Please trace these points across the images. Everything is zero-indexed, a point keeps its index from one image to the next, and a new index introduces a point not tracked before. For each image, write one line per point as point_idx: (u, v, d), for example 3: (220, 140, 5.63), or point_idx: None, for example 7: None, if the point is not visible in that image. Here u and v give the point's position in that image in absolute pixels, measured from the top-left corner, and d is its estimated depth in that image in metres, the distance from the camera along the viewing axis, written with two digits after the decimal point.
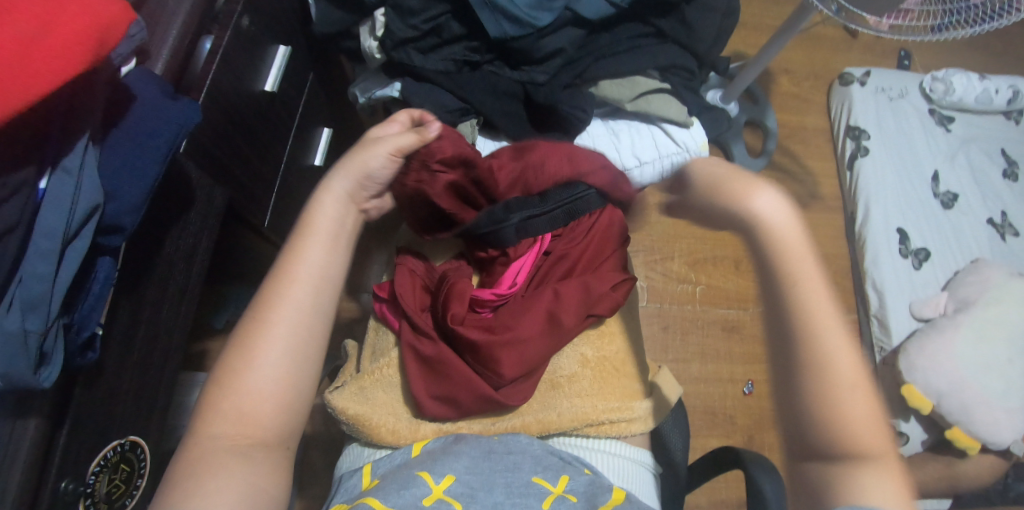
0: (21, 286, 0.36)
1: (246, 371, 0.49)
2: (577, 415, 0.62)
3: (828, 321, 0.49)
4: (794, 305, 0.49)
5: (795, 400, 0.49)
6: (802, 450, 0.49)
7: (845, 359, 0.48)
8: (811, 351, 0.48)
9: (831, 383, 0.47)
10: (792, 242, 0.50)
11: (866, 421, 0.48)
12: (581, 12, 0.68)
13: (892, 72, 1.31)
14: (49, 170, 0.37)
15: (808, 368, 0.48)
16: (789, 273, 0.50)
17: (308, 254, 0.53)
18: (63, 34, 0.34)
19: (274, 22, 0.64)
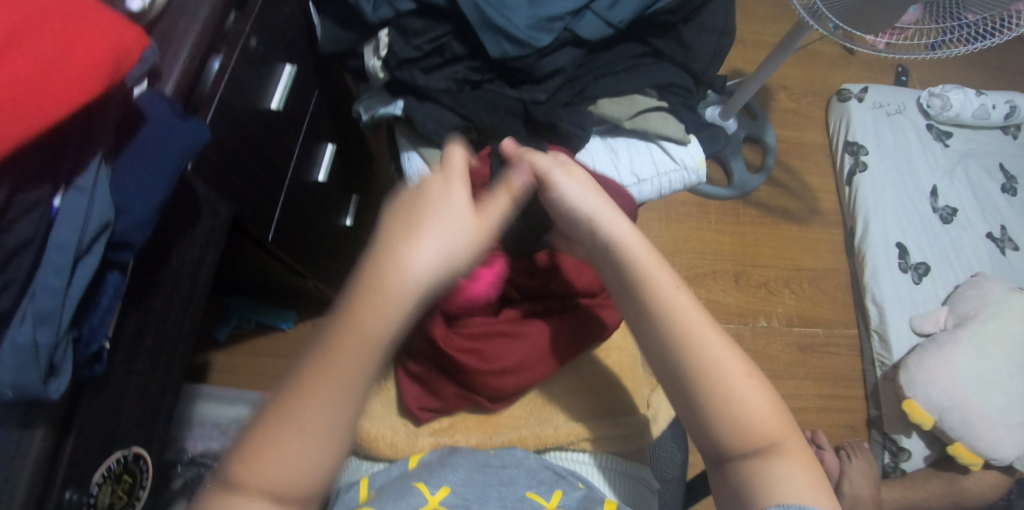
0: (33, 300, 0.37)
1: (306, 410, 0.44)
2: (570, 429, 0.64)
3: (703, 327, 0.50)
4: (658, 315, 0.50)
5: (692, 408, 0.49)
6: (715, 454, 0.49)
7: (724, 357, 0.49)
8: (687, 359, 0.49)
9: (717, 384, 0.48)
10: (637, 248, 0.52)
11: (760, 413, 0.48)
12: (579, 33, 0.69)
13: (889, 89, 1.33)
14: (63, 189, 0.38)
15: (689, 374, 0.49)
16: (644, 279, 0.51)
17: (398, 293, 0.46)
18: (79, 61, 0.36)
19: (281, 43, 0.67)
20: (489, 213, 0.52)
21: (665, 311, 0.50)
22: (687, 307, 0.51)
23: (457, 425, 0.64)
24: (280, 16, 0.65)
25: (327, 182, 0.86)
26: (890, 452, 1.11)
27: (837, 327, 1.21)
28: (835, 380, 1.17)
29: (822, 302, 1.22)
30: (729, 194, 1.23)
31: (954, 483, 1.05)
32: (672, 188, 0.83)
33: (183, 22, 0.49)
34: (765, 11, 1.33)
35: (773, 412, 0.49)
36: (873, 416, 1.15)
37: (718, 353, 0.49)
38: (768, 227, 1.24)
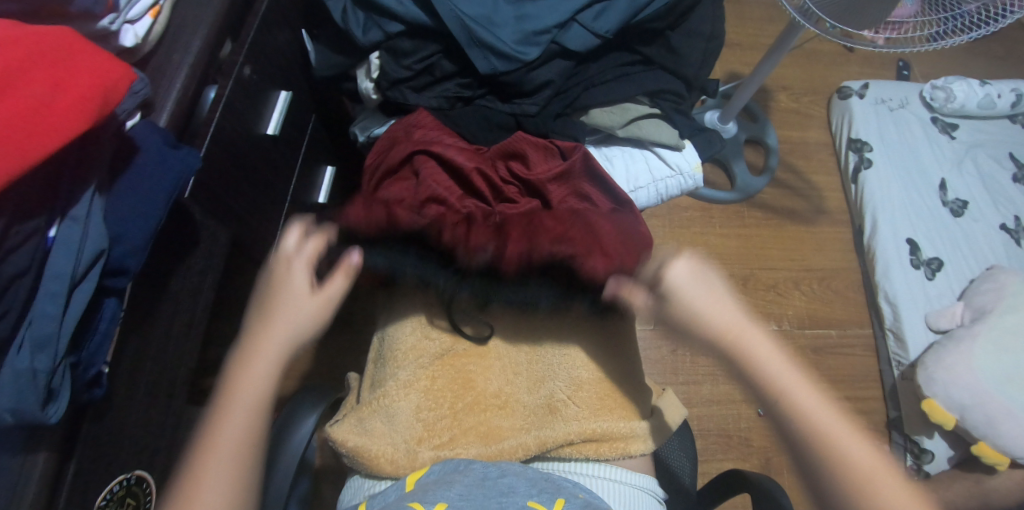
0: (31, 328, 0.39)
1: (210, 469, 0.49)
2: (576, 429, 0.63)
3: (790, 381, 0.56)
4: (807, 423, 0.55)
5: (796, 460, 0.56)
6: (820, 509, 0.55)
7: (847, 443, 0.54)
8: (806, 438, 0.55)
9: (788, 400, 0.56)
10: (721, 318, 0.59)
11: (859, 450, 0.54)
12: (566, 45, 0.70)
13: (891, 83, 1.32)
14: (58, 220, 0.40)
15: (815, 455, 0.54)
16: (707, 339, 0.59)
17: (239, 398, 0.52)
18: (70, 95, 0.37)
19: (276, 71, 0.68)
20: (327, 292, 0.58)
21: (782, 395, 0.56)
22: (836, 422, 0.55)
23: (457, 440, 0.63)
24: (274, 45, 0.67)
25: (327, 203, 0.89)
26: (912, 454, 1.09)
27: (850, 327, 1.19)
28: (851, 382, 1.16)
29: (834, 302, 1.20)
30: (733, 197, 1.22)
31: (979, 484, 1.02)
32: (670, 194, 0.83)
33: (177, 56, 0.50)
34: (761, 13, 1.34)
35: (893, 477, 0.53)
36: (893, 417, 1.13)
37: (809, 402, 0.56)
38: (774, 229, 1.24)
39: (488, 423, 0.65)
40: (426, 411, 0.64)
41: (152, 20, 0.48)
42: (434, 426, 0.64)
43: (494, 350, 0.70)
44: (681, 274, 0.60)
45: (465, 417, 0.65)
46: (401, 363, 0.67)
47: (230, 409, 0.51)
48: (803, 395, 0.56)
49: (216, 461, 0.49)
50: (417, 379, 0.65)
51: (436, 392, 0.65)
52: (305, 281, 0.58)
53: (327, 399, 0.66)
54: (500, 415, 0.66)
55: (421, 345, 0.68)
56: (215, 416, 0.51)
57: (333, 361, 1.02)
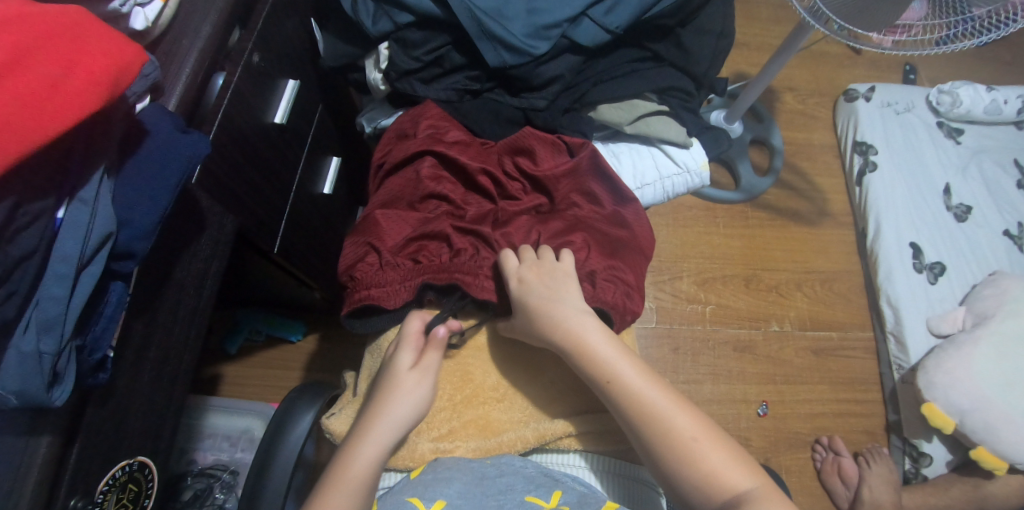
0: (37, 309, 0.38)
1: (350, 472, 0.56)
2: (575, 421, 0.64)
3: (644, 384, 0.58)
4: (660, 420, 0.56)
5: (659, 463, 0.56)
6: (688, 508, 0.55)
7: (690, 428, 0.55)
8: (651, 432, 0.56)
9: (643, 405, 0.57)
10: (579, 327, 0.61)
11: (688, 425, 0.56)
12: (577, 40, 0.70)
13: (898, 87, 1.31)
14: (67, 202, 0.40)
15: (663, 446, 0.55)
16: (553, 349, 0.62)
17: (355, 462, 0.56)
18: (81, 76, 0.37)
19: (284, 59, 0.68)
20: (428, 364, 0.61)
21: (643, 403, 0.57)
22: (678, 413, 0.56)
23: (456, 432, 0.64)
24: (284, 33, 0.67)
25: (333, 194, 0.89)
26: (910, 458, 1.09)
27: (851, 329, 1.19)
28: (851, 384, 1.16)
29: (835, 304, 1.20)
30: (737, 197, 1.22)
31: (978, 489, 1.02)
32: (676, 191, 0.83)
33: (186, 41, 0.50)
34: (769, 14, 1.33)
35: (733, 457, 0.54)
36: (892, 420, 1.13)
37: (659, 396, 0.57)
38: (777, 229, 1.24)
39: (487, 415, 0.65)
40: None
41: (162, 4, 0.48)
42: (433, 419, 0.64)
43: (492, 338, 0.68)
44: (520, 272, 0.63)
45: (464, 409, 0.65)
46: None
47: (345, 472, 0.55)
48: (646, 387, 0.58)
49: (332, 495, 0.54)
50: None
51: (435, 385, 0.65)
52: (408, 358, 0.61)
53: (323, 396, 0.65)
54: (500, 408, 0.65)
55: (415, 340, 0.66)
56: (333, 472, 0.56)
57: (334, 352, 1.02)
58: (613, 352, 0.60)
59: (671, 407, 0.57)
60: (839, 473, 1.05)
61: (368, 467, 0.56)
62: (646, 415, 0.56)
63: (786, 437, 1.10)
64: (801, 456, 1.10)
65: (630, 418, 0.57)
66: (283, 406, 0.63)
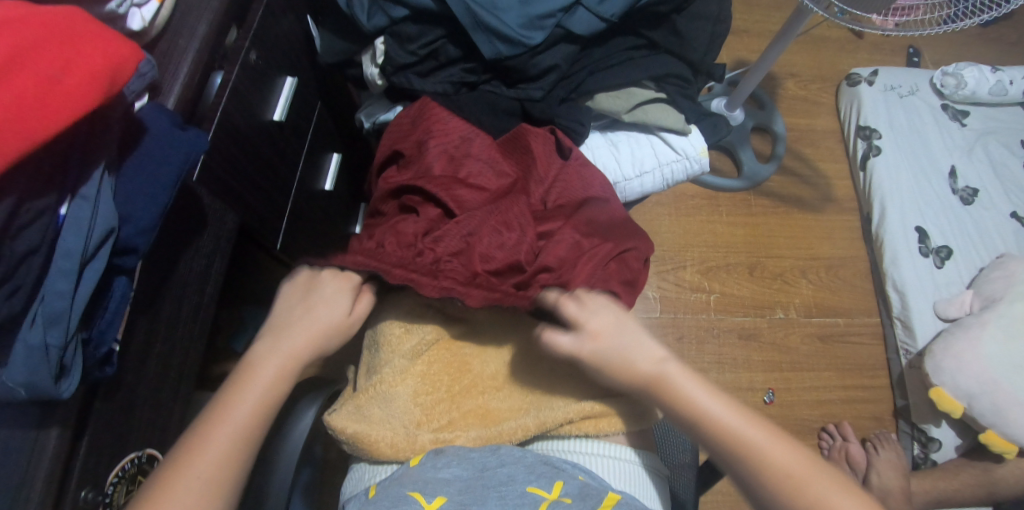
0: (43, 303, 0.39)
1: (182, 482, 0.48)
2: (575, 408, 0.65)
3: (736, 422, 0.55)
4: (755, 457, 0.53)
5: (764, 501, 0.53)
6: None
7: (787, 462, 0.52)
8: (749, 470, 0.53)
9: (737, 446, 0.54)
10: (660, 367, 0.58)
11: (787, 459, 0.53)
12: (572, 29, 0.70)
13: (901, 70, 1.30)
14: (69, 198, 0.41)
15: (767, 487, 0.52)
16: (656, 391, 0.57)
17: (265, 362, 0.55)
18: (78, 75, 0.38)
19: (282, 57, 0.69)
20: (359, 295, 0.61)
21: (739, 443, 0.54)
22: (775, 450, 0.53)
23: (455, 423, 0.65)
24: (281, 31, 0.67)
25: (334, 190, 0.90)
26: (919, 443, 1.09)
27: (857, 315, 1.19)
28: (858, 370, 1.15)
29: (841, 290, 1.20)
30: (740, 185, 1.22)
31: (988, 473, 1.02)
32: (675, 178, 0.83)
33: (183, 40, 0.50)
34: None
35: (840, 487, 0.51)
36: (901, 406, 1.13)
37: (753, 432, 0.54)
38: (782, 217, 1.23)
39: (485, 406, 0.66)
40: (423, 396, 0.65)
41: (159, 5, 0.48)
42: (433, 411, 0.65)
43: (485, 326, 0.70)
44: (608, 331, 0.58)
45: (463, 400, 0.66)
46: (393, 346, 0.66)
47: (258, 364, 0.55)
48: (738, 423, 0.54)
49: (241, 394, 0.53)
50: (413, 370, 0.65)
51: (432, 377, 0.66)
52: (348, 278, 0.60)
53: (323, 393, 0.67)
54: (497, 397, 0.67)
55: (407, 330, 0.67)
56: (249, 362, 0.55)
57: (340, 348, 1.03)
58: (694, 389, 0.57)
59: (763, 438, 0.54)
60: (847, 459, 1.05)
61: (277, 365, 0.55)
62: (740, 455, 0.54)
63: (793, 424, 1.10)
64: (809, 442, 1.09)
65: (724, 459, 0.55)
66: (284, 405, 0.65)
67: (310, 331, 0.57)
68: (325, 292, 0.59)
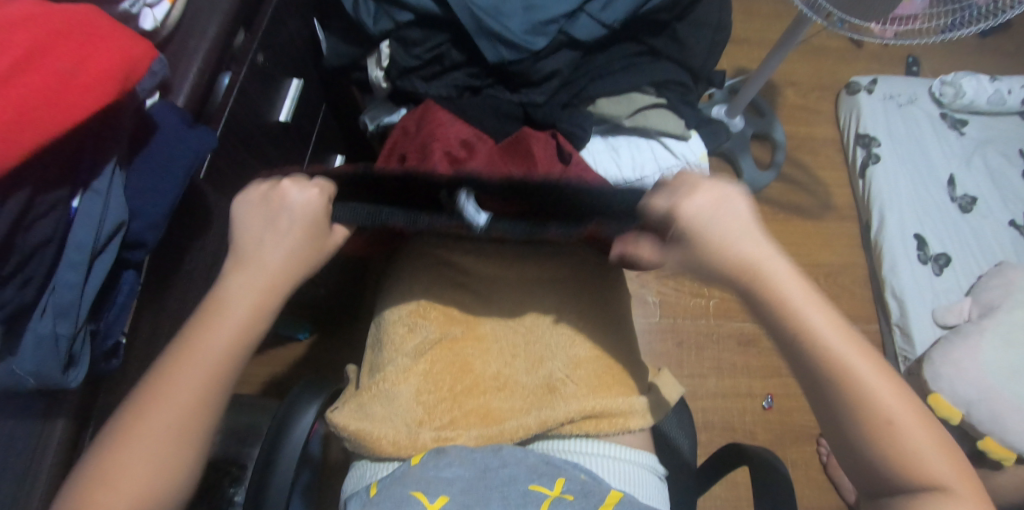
0: (54, 294, 0.40)
1: (121, 487, 0.44)
2: (576, 407, 0.65)
3: (845, 344, 0.48)
4: (852, 388, 0.47)
5: (840, 434, 0.49)
6: (876, 489, 0.48)
7: (885, 401, 0.47)
8: (845, 401, 0.47)
9: (837, 371, 0.47)
10: (769, 263, 0.49)
11: (888, 396, 0.47)
12: (574, 35, 0.71)
13: (900, 79, 1.31)
14: (81, 191, 0.42)
15: (860, 424, 0.47)
16: (750, 282, 0.49)
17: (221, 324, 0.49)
18: (93, 71, 0.39)
19: (289, 60, 0.70)
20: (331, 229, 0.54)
21: (841, 368, 0.47)
22: (880, 384, 0.47)
23: (457, 421, 0.65)
24: (288, 34, 0.69)
25: None
26: None
27: (856, 322, 1.19)
28: None
29: (840, 297, 1.20)
30: None
31: (988, 480, 1.02)
32: None
33: (193, 40, 0.51)
34: (769, 9, 1.34)
35: (933, 434, 0.47)
36: None
37: (862, 363, 0.48)
38: (781, 223, 1.24)
39: (487, 405, 0.67)
40: (426, 394, 0.66)
41: (171, 5, 0.50)
42: (434, 410, 0.65)
43: (487, 325, 0.72)
44: (712, 212, 0.50)
45: (465, 399, 0.67)
46: (398, 345, 0.69)
47: (210, 320, 0.49)
48: (845, 345, 0.48)
49: (190, 358, 0.47)
50: (416, 365, 0.68)
51: (435, 376, 0.67)
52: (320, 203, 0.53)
53: (325, 391, 0.67)
54: (499, 397, 0.68)
55: (411, 329, 0.70)
56: (202, 318, 0.49)
57: (341, 349, 1.03)
58: (803, 295, 0.49)
59: (868, 372, 0.47)
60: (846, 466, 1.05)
61: (232, 326, 0.49)
62: (845, 380, 0.47)
63: (792, 430, 1.10)
64: (808, 449, 1.10)
65: (812, 382, 0.49)
66: (287, 403, 0.65)
67: (268, 290, 0.50)
68: (294, 205, 0.51)
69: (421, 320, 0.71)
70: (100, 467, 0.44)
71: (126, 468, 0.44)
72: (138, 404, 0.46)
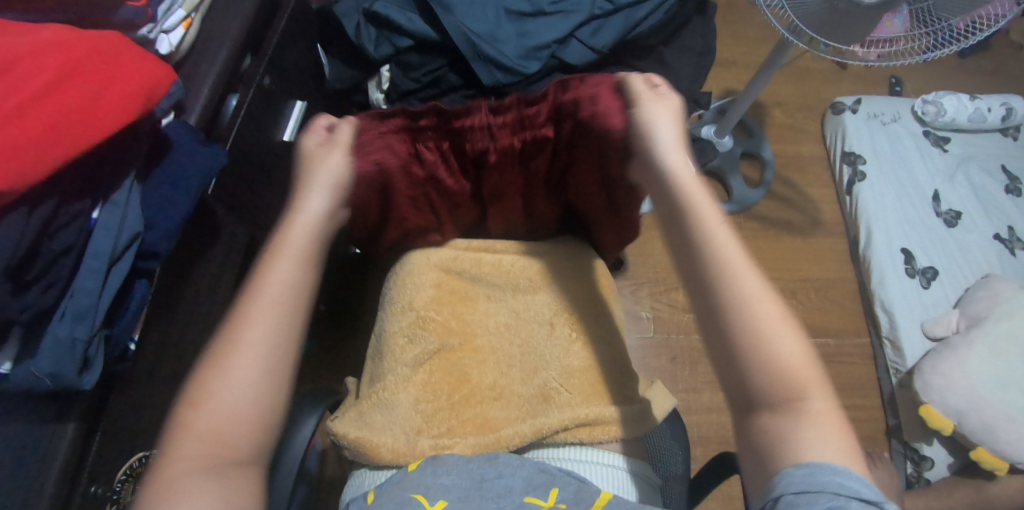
0: (73, 300, 0.43)
1: (200, 432, 0.47)
2: (569, 415, 0.67)
3: (736, 254, 0.53)
4: (734, 289, 0.52)
5: (717, 340, 0.52)
6: (748, 405, 0.50)
7: (766, 310, 0.51)
8: (730, 300, 0.51)
9: (723, 271, 0.52)
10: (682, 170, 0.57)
11: (765, 308, 0.51)
12: (566, 60, 0.75)
13: (883, 99, 1.36)
14: (101, 204, 0.45)
15: (734, 324, 0.51)
16: (685, 212, 0.56)
17: (275, 280, 0.53)
18: (118, 92, 0.42)
19: (293, 83, 0.73)
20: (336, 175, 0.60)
21: (727, 267, 0.52)
22: (762, 294, 0.52)
23: (454, 430, 0.67)
24: (293, 59, 0.72)
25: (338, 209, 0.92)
26: (911, 461, 1.10)
27: (847, 336, 1.21)
28: (849, 389, 1.17)
29: (831, 311, 1.22)
30: (729, 209, 1.26)
31: (981, 491, 1.03)
32: None
33: (205, 64, 0.55)
34: (755, 33, 1.39)
35: (801, 357, 0.50)
36: (893, 425, 1.14)
37: (749, 275, 0.52)
38: (771, 240, 1.27)
39: (483, 415, 0.69)
40: (424, 403, 0.68)
41: (185, 31, 0.53)
42: (433, 419, 0.68)
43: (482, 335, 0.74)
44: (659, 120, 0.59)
45: (463, 409, 0.69)
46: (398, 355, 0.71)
47: (266, 281, 0.53)
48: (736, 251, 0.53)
49: (255, 312, 0.52)
50: (415, 375, 0.70)
51: (433, 385, 0.70)
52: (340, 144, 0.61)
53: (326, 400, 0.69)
54: (496, 406, 0.70)
55: (410, 340, 0.72)
56: (255, 280, 0.53)
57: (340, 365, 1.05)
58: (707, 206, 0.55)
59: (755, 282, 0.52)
60: None
61: (288, 278, 0.54)
62: (725, 279, 0.52)
63: None
64: None
65: (702, 284, 0.53)
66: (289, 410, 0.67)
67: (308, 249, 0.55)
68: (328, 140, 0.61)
69: (422, 331, 0.72)
70: (182, 419, 0.47)
71: (206, 418, 0.48)
72: (211, 361, 0.50)
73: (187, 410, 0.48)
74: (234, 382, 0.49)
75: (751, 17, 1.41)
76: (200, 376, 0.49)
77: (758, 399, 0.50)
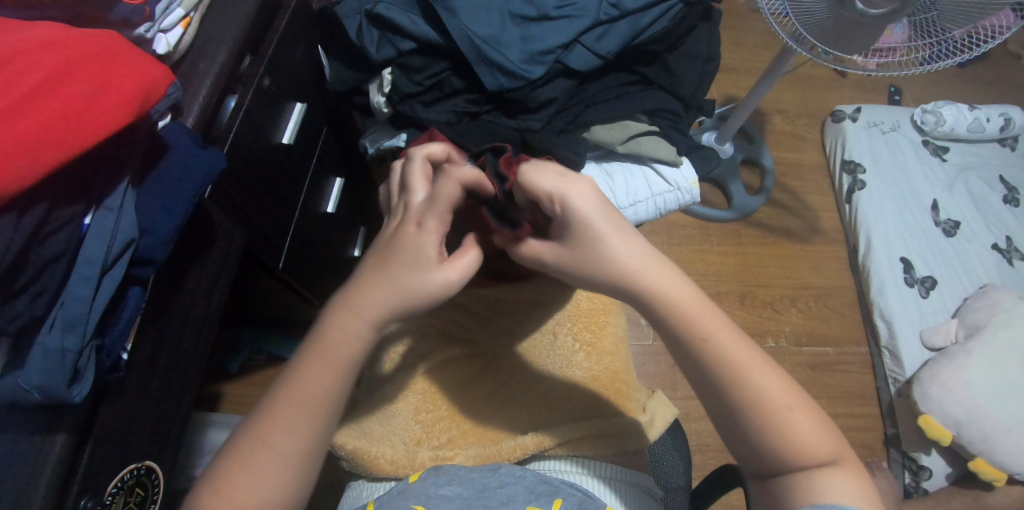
0: (63, 309, 0.41)
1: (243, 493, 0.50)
2: (571, 426, 0.65)
3: (711, 323, 0.51)
4: (729, 367, 0.50)
5: (719, 415, 0.51)
6: (763, 471, 0.50)
7: (769, 384, 0.49)
8: (738, 391, 0.49)
9: (703, 350, 0.50)
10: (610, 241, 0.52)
11: (768, 380, 0.50)
12: (570, 65, 0.74)
13: (883, 108, 1.36)
14: (94, 208, 0.43)
15: (748, 408, 0.49)
16: (626, 284, 0.52)
17: (344, 343, 0.53)
18: (113, 93, 0.41)
19: (293, 85, 0.72)
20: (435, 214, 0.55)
21: (703, 345, 0.50)
22: (761, 368, 0.50)
23: (455, 441, 0.66)
24: (293, 60, 0.71)
25: (336, 213, 0.92)
26: (910, 471, 1.09)
27: (847, 344, 1.20)
28: (848, 398, 1.16)
29: (830, 320, 1.22)
30: (730, 215, 1.25)
31: (979, 501, 1.03)
32: (668, 208, 0.86)
33: (204, 64, 0.53)
34: (756, 39, 1.39)
35: (811, 419, 0.49)
36: (891, 435, 1.13)
37: (735, 344, 0.51)
38: (770, 247, 1.26)
39: (484, 425, 0.68)
40: (424, 413, 0.67)
41: (183, 31, 0.52)
42: (433, 429, 0.67)
43: (484, 345, 0.73)
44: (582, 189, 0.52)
45: (463, 419, 0.68)
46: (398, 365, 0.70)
47: (332, 345, 0.53)
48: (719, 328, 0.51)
49: (308, 373, 0.52)
50: (415, 386, 0.68)
51: (433, 395, 0.68)
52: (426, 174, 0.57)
53: None
54: (497, 417, 0.68)
55: (411, 348, 0.70)
56: (321, 335, 0.54)
57: None
58: (663, 279, 0.52)
59: (743, 350, 0.50)
60: None
61: (356, 341, 0.53)
62: (714, 359, 0.50)
63: None
64: None
65: (692, 364, 0.51)
66: None
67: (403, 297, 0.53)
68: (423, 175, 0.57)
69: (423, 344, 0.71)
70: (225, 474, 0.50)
71: (246, 480, 0.50)
72: (260, 419, 0.51)
73: (233, 467, 0.50)
74: (280, 448, 0.51)
75: (752, 24, 1.41)
76: (252, 440, 0.51)
77: (776, 468, 0.49)
